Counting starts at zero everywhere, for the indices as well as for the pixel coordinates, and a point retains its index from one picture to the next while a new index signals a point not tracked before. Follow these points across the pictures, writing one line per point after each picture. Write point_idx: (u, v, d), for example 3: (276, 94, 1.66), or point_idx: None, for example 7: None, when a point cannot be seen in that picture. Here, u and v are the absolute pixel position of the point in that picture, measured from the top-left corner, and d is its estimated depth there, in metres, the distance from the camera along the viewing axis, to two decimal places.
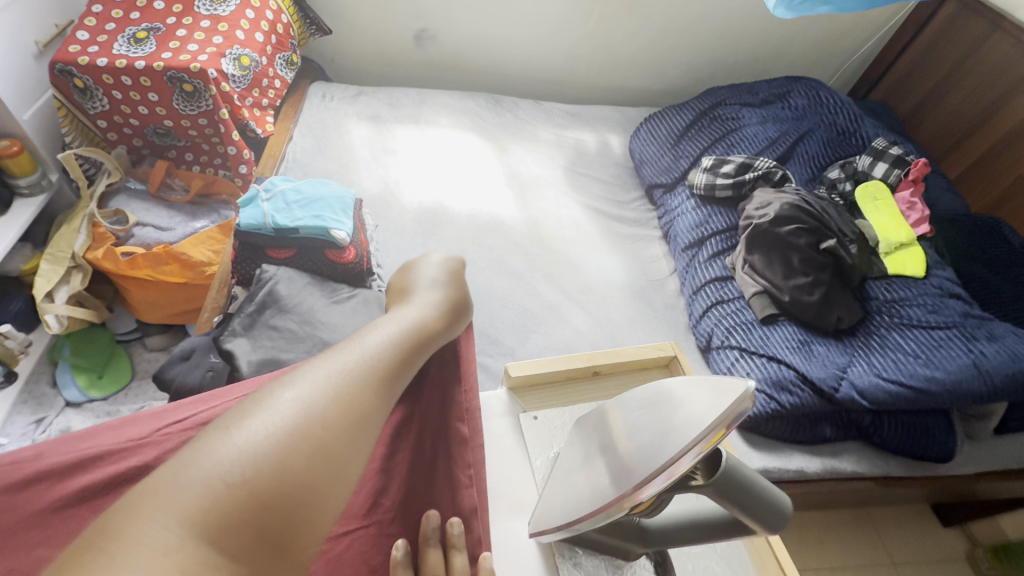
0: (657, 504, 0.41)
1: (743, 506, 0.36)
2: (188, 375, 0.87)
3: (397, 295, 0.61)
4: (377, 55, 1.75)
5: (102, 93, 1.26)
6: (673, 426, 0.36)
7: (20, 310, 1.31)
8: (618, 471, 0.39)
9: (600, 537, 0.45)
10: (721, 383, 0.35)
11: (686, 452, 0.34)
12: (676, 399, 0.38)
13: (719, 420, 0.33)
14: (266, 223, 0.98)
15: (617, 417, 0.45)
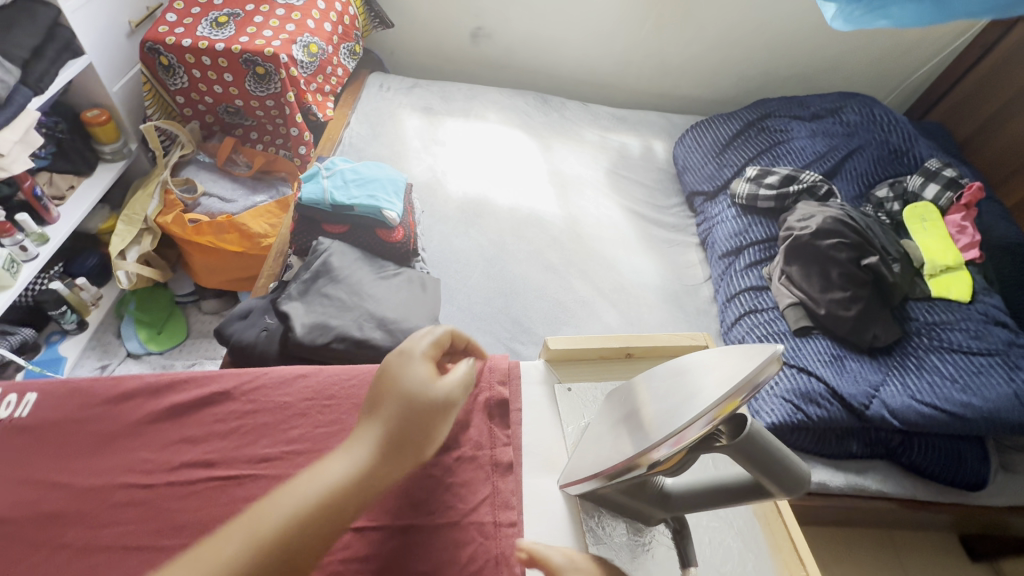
0: (682, 465, 0.43)
1: (766, 464, 0.39)
2: (245, 331, 0.94)
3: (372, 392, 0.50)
4: (434, 51, 1.81)
5: (182, 71, 1.36)
6: (695, 394, 0.40)
7: (94, 265, 1.43)
8: (640, 434, 0.43)
9: (626, 500, 0.48)
10: (752, 349, 0.39)
11: (700, 418, 0.37)
12: (702, 371, 0.42)
13: (749, 380, 0.36)
14: (325, 199, 1.05)
15: (643, 389, 0.49)
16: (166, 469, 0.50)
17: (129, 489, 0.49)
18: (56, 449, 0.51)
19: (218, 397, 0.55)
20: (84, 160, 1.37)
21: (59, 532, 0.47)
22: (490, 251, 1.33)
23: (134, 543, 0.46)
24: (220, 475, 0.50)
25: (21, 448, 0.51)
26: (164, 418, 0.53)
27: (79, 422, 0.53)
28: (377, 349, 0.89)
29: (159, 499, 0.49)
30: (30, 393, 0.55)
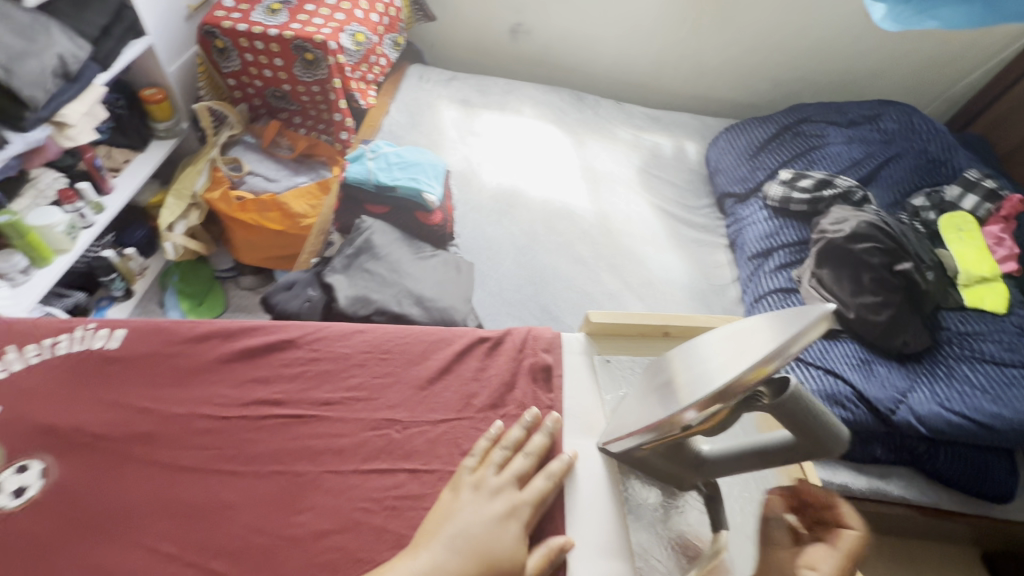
0: (722, 424, 0.47)
1: (805, 420, 0.44)
2: (289, 302, 0.98)
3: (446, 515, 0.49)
4: (473, 45, 1.85)
5: (236, 54, 1.42)
6: (731, 361, 0.44)
7: (143, 237, 1.50)
8: (674, 397, 0.47)
9: (662, 463, 0.53)
10: (799, 313, 0.43)
11: (733, 381, 0.41)
12: (740, 343, 0.46)
13: (785, 346, 0.39)
14: (369, 179, 1.11)
15: (679, 362, 0.53)
16: (241, 404, 0.57)
17: (210, 418, 0.56)
18: (145, 380, 0.58)
19: (285, 345, 0.61)
20: (140, 137, 1.45)
21: (149, 450, 0.54)
22: (522, 240, 1.36)
23: (214, 464, 0.53)
24: (288, 413, 0.57)
25: (115, 376, 0.58)
26: (239, 359, 0.60)
27: (164, 358, 0.60)
28: (414, 325, 0.93)
29: (235, 429, 0.56)
30: (120, 328, 0.61)
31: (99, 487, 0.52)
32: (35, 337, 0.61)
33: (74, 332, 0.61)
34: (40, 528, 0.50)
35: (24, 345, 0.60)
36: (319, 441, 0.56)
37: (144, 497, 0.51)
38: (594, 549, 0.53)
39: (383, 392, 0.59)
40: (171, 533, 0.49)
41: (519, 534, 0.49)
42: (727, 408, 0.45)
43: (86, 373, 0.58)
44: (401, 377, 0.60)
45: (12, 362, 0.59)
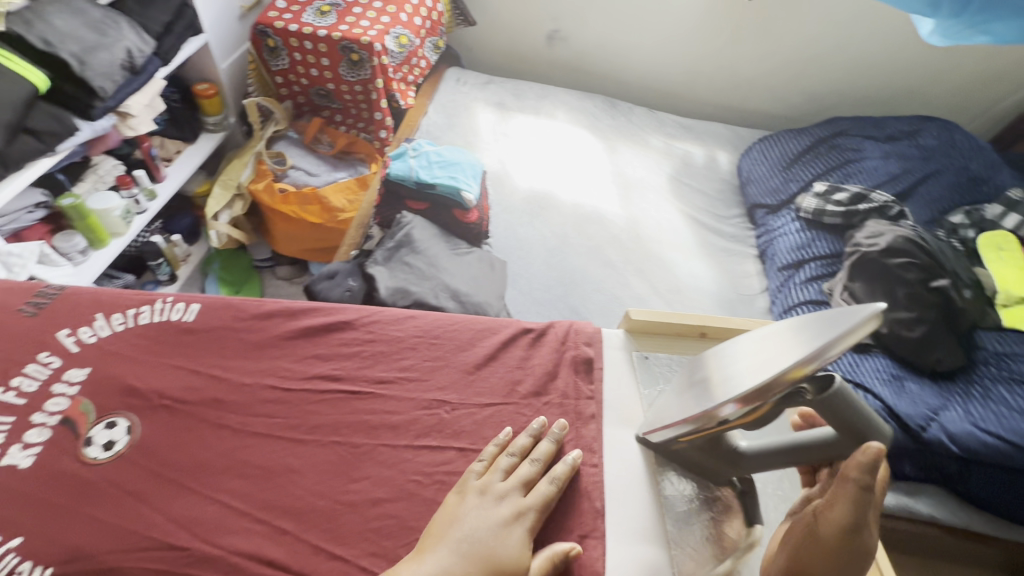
0: (762, 419, 0.51)
1: (847, 416, 0.48)
2: (330, 291, 1.02)
3: (452, 520, 0.50)
4: (510, 50, 1.89)
5: (285, 53, 1.48)
6: (770, 361, 0.46)
7: (189, 225, 1.57)
8: (712, 393, 0.50)
9: (700, 455, 0.57)
10: (847, 312, 0.45)
11: (773, 380, 0.44)
12: (779, 344, 0.48)
13: (825, 349, 0.42)
14: (410, 176, 1.14)
15: (716, 359, 0.56)
16: (303, 377, 0.62)
17: (274, 389, 0.61)
18: (217, 350, 0.63)
19: (343, 325, 0.66)
20: (191, 130, 1.51)
21: (220, 414, 0.59)
22: (553, 242, 1.38)
23: (280, 430, 0.58)
24: (346, 389, 0.61)
25: (189, 345, 0.63)
26: (301, 336, 0.65)
27: (234, 331, 0.65)
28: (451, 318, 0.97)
29: (298, 399, 0.60)
30: (195, 303, 0.66)
31: (176, 445, 0.56)
32: (120, 307, 0.66)
33: (154, 304, 0.66)
34: (122, 478, 0.54)
35: (111, 313, 0.65)
36: (375, 416, 0.60)
37: (217, 455, 0.56)
38: (631, 534, 0.55)
39: (433, 374, 0.63)
40: (241, 489, 0.54)
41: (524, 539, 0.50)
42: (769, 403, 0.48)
43: (163, 341, 0.63)
44: (450, 361, 0.64)
45: (101, 328, 0.64)
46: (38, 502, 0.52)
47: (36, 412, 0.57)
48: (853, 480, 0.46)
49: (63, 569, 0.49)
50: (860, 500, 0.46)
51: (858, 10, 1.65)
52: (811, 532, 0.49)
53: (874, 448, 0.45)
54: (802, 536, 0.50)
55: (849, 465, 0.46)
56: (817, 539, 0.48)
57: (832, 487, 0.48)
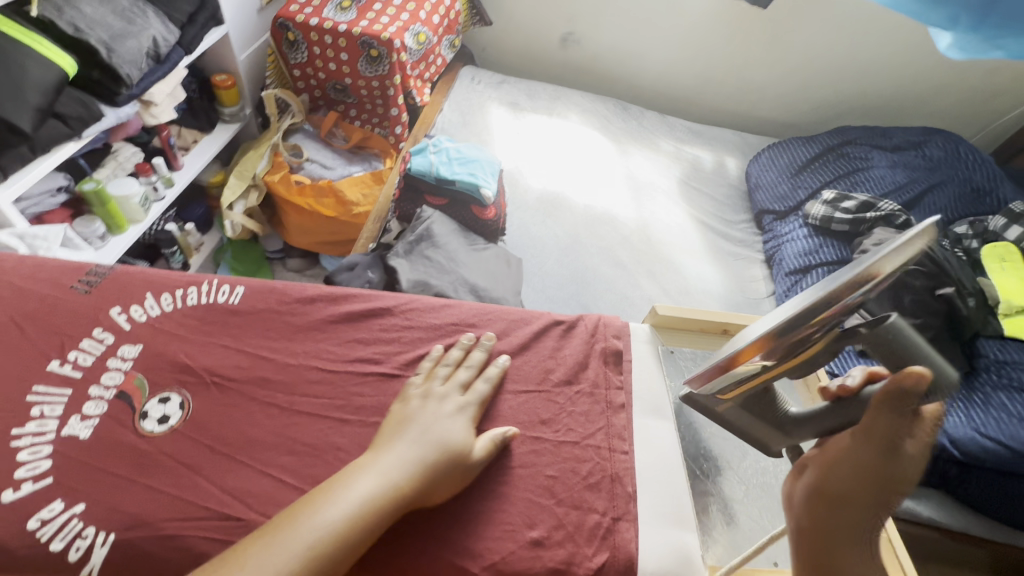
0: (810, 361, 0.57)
1: (901, 353, 0.52)
2: (351, 282, 1.04)
3: (400, 422, 0.59)
4: (523, 51, 1.91)
5: (305, 47, 1.49)
6: (801, 301, 0.53)
7: (202, 215, 1.58)
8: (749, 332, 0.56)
9: (750, 419, 0.62)
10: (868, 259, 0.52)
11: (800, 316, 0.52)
12: (811, 289, 0.55)
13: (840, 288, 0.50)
14: (431, 172, 1.16)
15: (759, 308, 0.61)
16: (345, 359, 0.67)
17: (319, 370, 0.65)
18: (264, 331, 0.68)
19: (382, 312, 0.71)
20: (208, 119, 1.52)
21: (267, 392, 0.63)
22: (565, 242, 1.40)
23: (326, 407, 0.63)
24: (384, 371, 0.66)
25: (236, 326, 0.68)
26: (343, 321, 0.70)
27: (278, 313, 0.69)
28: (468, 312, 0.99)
29: (341, 378, 0.65)
30: (240, 286, 0.71)
31: (225, 420, 0.60)
32: (168, 287, 0.70)
33: (201, 286, 0.71)
34: (177, 447, 0.58)
35: (160, 294, 0.69)
36: None
37: (266, 430, 0.60)
38: (664, 516, 0.62)
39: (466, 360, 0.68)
40: (289, 463, 0.58)
41: (467, 428, 0.60)
42: (824, 329, 0.55)
43: (213, 322, 0.68)
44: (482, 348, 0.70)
45: (151, 307, 0.68)
46: (96, 472, 0.56)
47: (92, 385, 0.61)
48: (888, 400, 0.48)
49: (124, 536, 0.52)
50: (893, 420, 0.47)
51: (867, 22, 1.68)
52: (841, 449, 0.50)
53: (918, 369, 0.46)
54: (835, 456, 0.50)
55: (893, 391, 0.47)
56: (846, 455, 0.49)
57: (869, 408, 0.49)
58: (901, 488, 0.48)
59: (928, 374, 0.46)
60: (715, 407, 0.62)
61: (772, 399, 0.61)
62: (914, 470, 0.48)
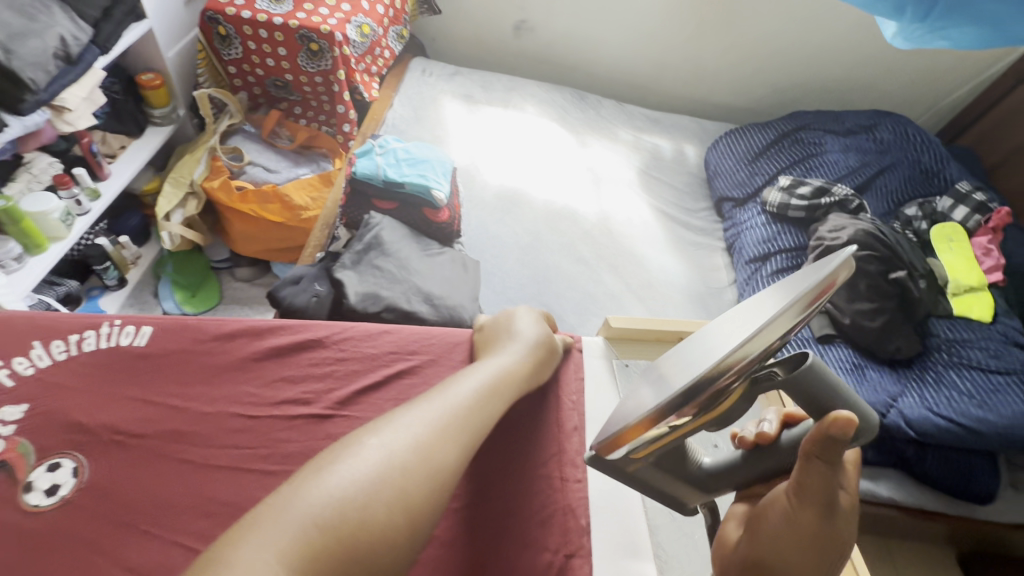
0: (727, 416, 0.47)
1: (824, 399, 0.46)
2: (296, 296, 0.97)
3: (492, 338, 0.73)
4: (475, 40, 1.84)
5: (238, 42, 1.39)
6: (710, 354, 0.41)
7: (137, 225, 1.48)
8: (657, 389, 0.44)
9: (660, 484, 0.54)
10: (788, 293, 0.42)
11: (704, 378, 0.39)
12: (725, 335, 0.43)
13: (749, 341, 0.38)
14: (378, 175, 1.11)
15: (674, 355, 0.49)
16: (269, 403, 0.66)
17: (239, 417, 0.64)
18: (177, 376, 0.66)
19: (312, 344, 0.71)
20: (135, 122, 1.41)
21: (186, 444, 0.62)
22: (525, 240, 1.36)
23: (249, 455, 0.62)
24: (315, 412, 0.66)
25: (144, 370, 0.66)
26: (270, 357, 0.70)
27: (196, 352, 0.68)
28: (422, 322, 0.94)
29: (268, 422, 0.65)
30: (145, 325, 0.69)
31: (139, 477, 0.59)
32: (60, 333, 0.68)
33: (99, 329, 0.68)
34: (82, 513, 0.56)
35: (49, 342, 0.67)
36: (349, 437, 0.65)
37: (184, 487, 0.59)
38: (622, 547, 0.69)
39: (399, 391, 0.70)
40: (207, 522, 0.57)
41: (547, 335, 0.74)
42: (739, 386, 0.45)
43: (111, 369, 0.66)
44: (417, 374, 0.72)
45: (39, 358, 0.65)
46: None
47: None
48: (818, 454, 0.41)
49: None
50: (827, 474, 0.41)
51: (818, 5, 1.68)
52: (779, 511, 0.44)
53: (842, 416, 0.39)
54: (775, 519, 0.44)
55: (814, 436, 0.40)
56: (787, 522, 0.43)
57: (798, 462, 0.42)
58: (841, 547, 0.43)
59: (855, 420, 0.39)
60: (625, 467, 0.51)
61: (687, 455, 0.53)
62: (849, 525, 0.43)
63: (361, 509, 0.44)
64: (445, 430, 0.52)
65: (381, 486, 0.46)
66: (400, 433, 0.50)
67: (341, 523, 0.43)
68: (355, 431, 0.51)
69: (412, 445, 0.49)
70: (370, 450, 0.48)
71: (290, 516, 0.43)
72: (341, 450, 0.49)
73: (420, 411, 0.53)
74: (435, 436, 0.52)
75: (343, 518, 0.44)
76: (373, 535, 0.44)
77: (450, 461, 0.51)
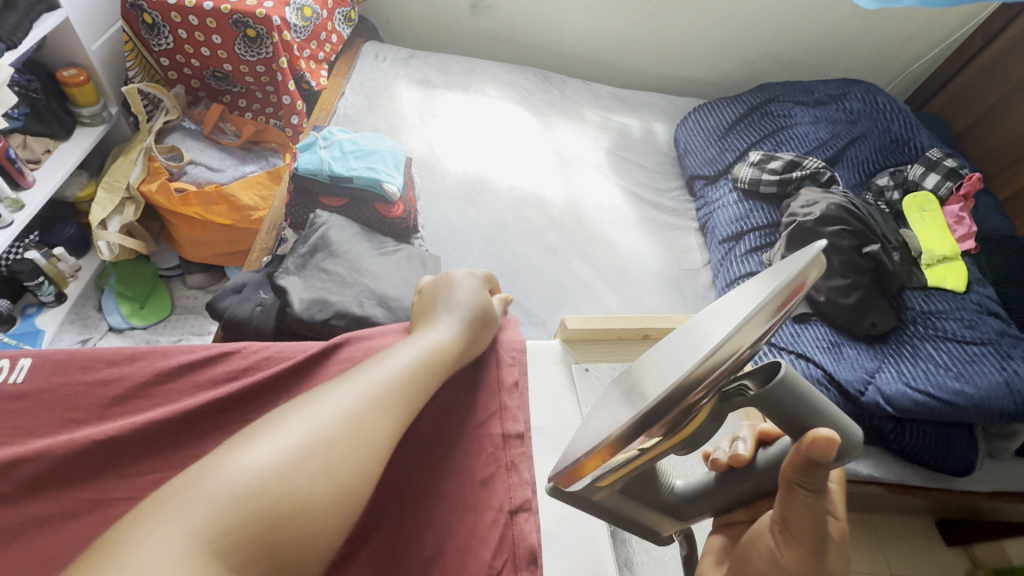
0: (693, 438, 0.43)
1: (799, 415, 0.41)
2: (238, 307, 0.90)
3: (428, 310, 0.68)
4: (432, 20, 1.74)
5: (167, 31, 1.28)
6: (669, 372, 0.36)
7: (73, 235, 1.36)
8: (618, 413, 0.39)
9: (629, 508, 0.49)
10: (755, 296, 0.36)
11: (663, 406, 0.34)
12: (689, 346, 0.38)
13: (707, 359, 0.33)
14: (322, 170, 1.03)
15: (640, 366, 0.45)
16: (184, 431, 0.59)
17: (147, 459, 0.57)
18: (65, 414, 0.59)
19: (230, 352, 0.67)
20: (61, 124, 1.29)
21: (84, 490, 0.55)
22: (489, 231, 1.30)
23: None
24: (238, 423, 0.62)
25: (23, 412, 0.58)
26: (176, 374, 0.64)
27: (83, 387, 0.61)
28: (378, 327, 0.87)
29: (183, 461, 0.58)
30: (24, 357, 0.61)
31: (30, 535, 0.52)
32: None
33: None
34: None
35: None
36: None
37: (82, 541, 0.52)
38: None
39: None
40: None
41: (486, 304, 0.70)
42: (707, 402, 0.40)
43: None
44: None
45: None
46: None
47: None
48: (801, 483, 0.38)
49: None
50: (815, 508, 0.38)
51: None
52: (763, 553, 0.40)
53: (823, 434, 0.36)
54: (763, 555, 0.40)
55: (790, 467, 0.38)
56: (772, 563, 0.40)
57: (781, 492, 0.39)
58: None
59: (837, 437, 0.36)
60: (591, 497, 0.47)
61: (656, 478, 0.50)
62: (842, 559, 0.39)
63: (282, 480, 0.39)
64: (380, 402, 0.48)
65: (304, 458, 0.40)
66: (331, 404, 0.45)
67: (261, 492, 0.38)
68: (281, 406, 0.46)
69: (339, 416, 0.44)
70: (293, 424, 0.43)
71: (202, 491, 0.37)
72: (263, 425, 0.44)
73: (348, 384, 0.48)
74: (367, 408, 0.47)
75: (262, 491, 0.38)
76: (299, 509, 0.38)
77: (384, 431, 0.46)
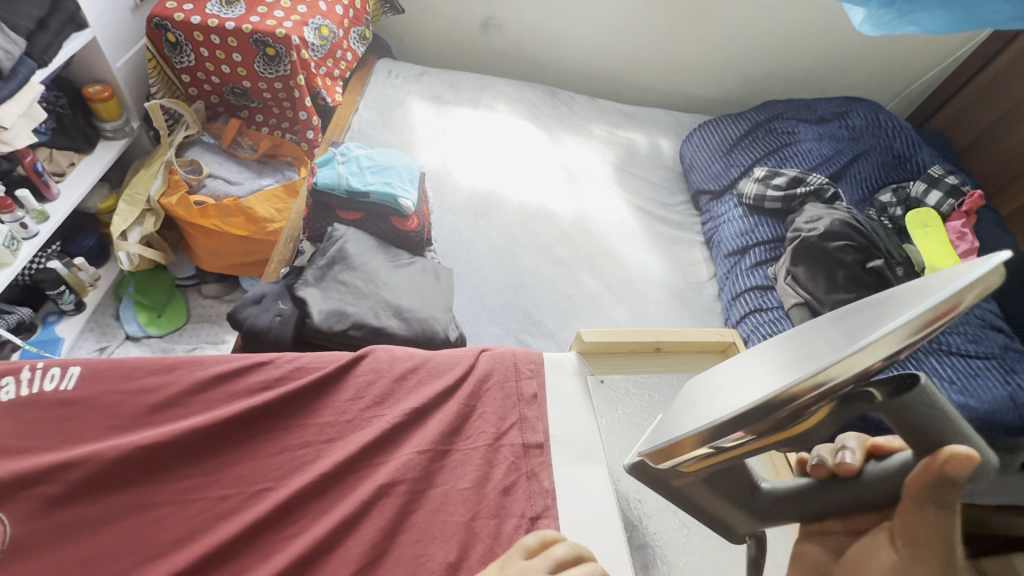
0: (798, 438, 0.44)
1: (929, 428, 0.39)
2: (258, 317, 0.93)
3: None
4: (443, 38, 1.79)
5: (190, 49, 1.32)
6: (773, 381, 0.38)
7: (93, 246, 1.40)
8: (710, 409, 0.41)
9: (711, 500, 0.50)
10: (892, 317, 0.36)
11: (758, 412, 0.36)
12: (800, 359, 0.39)
13: (819, 376, 0.34)
14: (340, 184, 1.06)
15: (745, 366, 0.46)
16: (211, 437, 0.62)
17: (178, 463, 0.60)
18: (100, 420, 0.62)
19: (258, 365, 0.69)
20: (85, 137, 1.33)
21: (117, 492, 0.57)
22: (499, 244, 1.33)
23: (190, 505, 0.57)
24: (261, 428, 0.64)
25: (64, 418, 0.61)
26: (208, 385, 0.66)
27: (118, 394, 0.64)
28: (393, 338, 0.90)
29: (213, 465, 0.60)
30: (72, 366, 0.65)
31: (68, 535, 0.54)
32: None
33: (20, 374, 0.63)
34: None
35: None
36: (298, 469, 0.62)
37: (116, 544, 0.54)
38: None
39: (355, 424, 0.67)
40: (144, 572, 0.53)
41: None
42: (819, 409, 0.40)
43: (39, 418, 0.61)
44: (380, 407, 0.69)
45: None
46: None
47: None
48: (929, 499, 0.33)
49: None
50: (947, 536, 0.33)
51: None
52: None
53: (962, 451, 0.32)
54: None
55: (918, 481, 0.34)
56: None
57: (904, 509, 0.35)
58: None
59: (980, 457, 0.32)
60: (671, 480, 0.49)
61: (742, 474, 0.49)
62: None
63: None
64: None
65: None
66: None
67: None
68: None
69: None
70: None
71: None
72: None
73: None
74: None
75: None
76: None
77: None
